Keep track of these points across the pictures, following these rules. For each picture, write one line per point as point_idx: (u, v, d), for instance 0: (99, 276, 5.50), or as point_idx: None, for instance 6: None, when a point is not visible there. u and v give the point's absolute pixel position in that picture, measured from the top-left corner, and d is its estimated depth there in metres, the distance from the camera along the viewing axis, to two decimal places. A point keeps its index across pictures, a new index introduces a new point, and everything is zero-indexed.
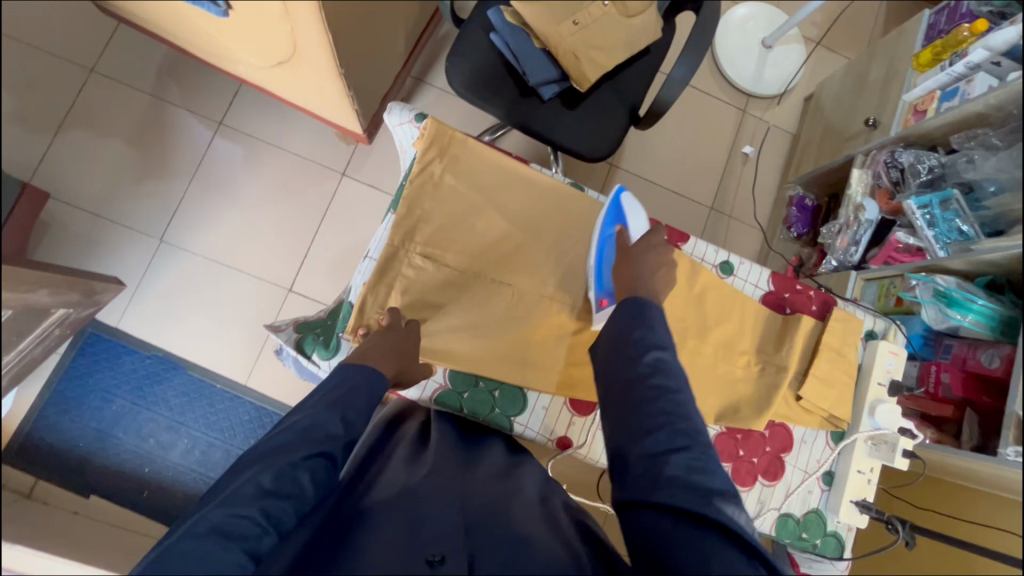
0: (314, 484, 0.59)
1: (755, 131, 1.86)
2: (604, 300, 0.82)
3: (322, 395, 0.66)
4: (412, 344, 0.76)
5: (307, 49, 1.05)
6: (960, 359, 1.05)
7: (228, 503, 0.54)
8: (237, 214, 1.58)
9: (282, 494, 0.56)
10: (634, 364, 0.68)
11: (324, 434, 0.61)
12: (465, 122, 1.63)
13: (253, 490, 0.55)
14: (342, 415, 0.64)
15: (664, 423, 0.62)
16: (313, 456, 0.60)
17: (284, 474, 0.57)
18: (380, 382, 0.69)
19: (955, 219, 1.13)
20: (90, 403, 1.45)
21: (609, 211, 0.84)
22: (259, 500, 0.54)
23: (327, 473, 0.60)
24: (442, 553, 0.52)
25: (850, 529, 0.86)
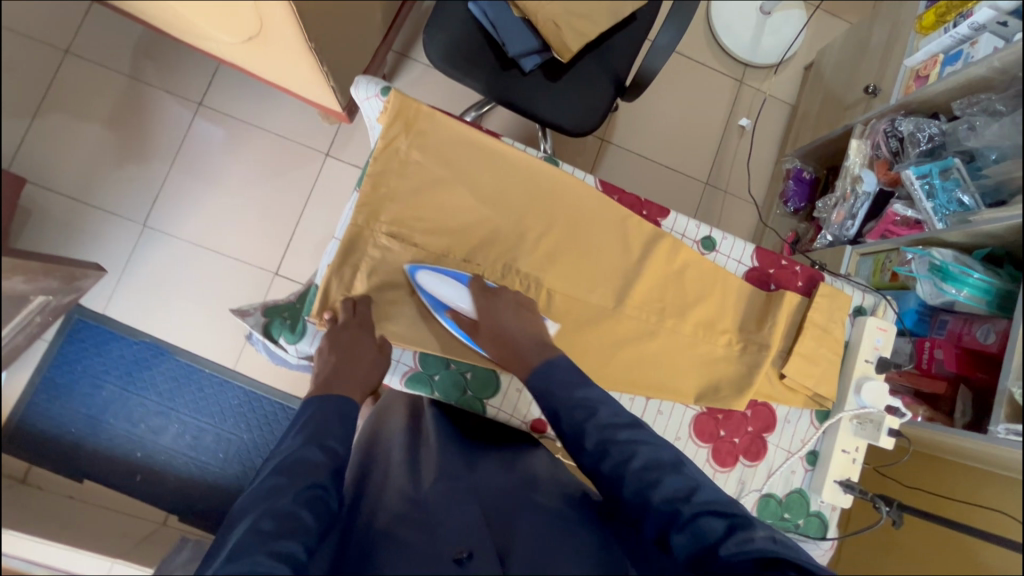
0: (316, 516, 0.59)
1: (752, 102, 1.80)
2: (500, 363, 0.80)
3: (295, 434, 0.66)
4: (365, 336, 0.75)
5: (274, 22, 1.01)
6: (955, 335, 1.02)
7: (235, 557, 0.53)
8: (221, 197, 1.56)
9: (287, 534, 0.56)
10: None
11: (310, 467, 0.62)
12: (450, 98, 1.59)
13: (255, 537, 0.55)
14: (322, 446, 0.65)
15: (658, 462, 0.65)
16: (307, 489, 0.60)
17: (283, 514, 0.57)
18: (349, 404, 0.70)
19: (955, 189, 1.10)
20: (80, 389, 1.44)
21: (428, 301, 0.77)
22: (265, 546, 0.54)
23: (324, 501, 0.61)
24: (467, 551, 0.60)
25: (834, 508, 0.84)
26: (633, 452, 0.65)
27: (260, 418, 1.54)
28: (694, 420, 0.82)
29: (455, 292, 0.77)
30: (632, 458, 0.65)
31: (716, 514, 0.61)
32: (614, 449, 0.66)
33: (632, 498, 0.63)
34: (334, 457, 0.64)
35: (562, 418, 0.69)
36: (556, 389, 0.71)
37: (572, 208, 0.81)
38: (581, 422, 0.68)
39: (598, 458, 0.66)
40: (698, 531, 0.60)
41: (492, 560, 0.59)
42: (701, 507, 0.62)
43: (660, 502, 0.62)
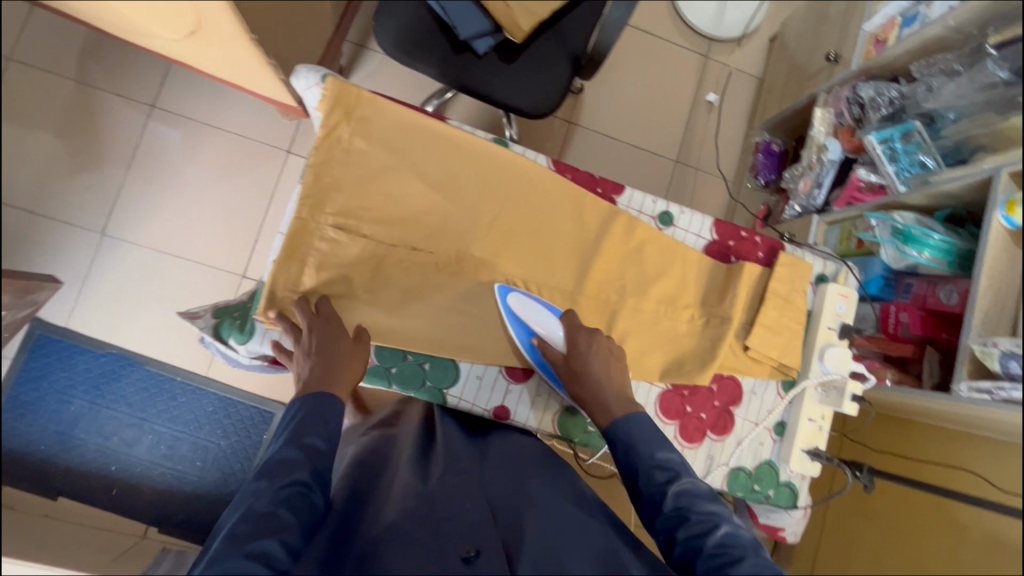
0: (297, 513, 0.57)
1: (718, 76, 1.78)
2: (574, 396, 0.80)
3: (280, 434, 0.64)
4: (335, 327, 0.72)
5: (213, 15, 0.97)
6: (919, 298, 1.02)
7: (217, 561, 0.51)
8: (179, 200, 1.52)
9: (265, 532, 0.54)
10: None
11: (289, 465, 0.60)
12: (411, 88, 1.56)
13: (232, 540, 0.53)
14: (302, 442, 0.62)
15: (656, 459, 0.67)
16: (285, 488, 0.58)
17: (260, 514, 0.55)
18: (335, 405, 0.66)
19: (916, 151, 1.09)
20: (46, 405, 1.38)
21: (516, 327, 0.78)
22: (242, 549, 0.52)
23: (304, 498, 0.58)
24: (475, 549, 0.58)
25: (804, 477, 0.84)
26: (715, 521, 0.61)
27: (239, 424, 1.51)
28: (659, 398, 0.81)
29: (545, 319, 0.77)
30: (712, 529, 0.60)
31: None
32: (694, 515, 0.62)
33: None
34: (312, 454, 0.62)
35: (641, 475, 0.67)
36: (640, 443, 0.69)
37: (528, 190, 0.80)
38: (661, 483, 0.65)
39: (675, 523, 0.62)
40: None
41: (497, 560, 0.57)
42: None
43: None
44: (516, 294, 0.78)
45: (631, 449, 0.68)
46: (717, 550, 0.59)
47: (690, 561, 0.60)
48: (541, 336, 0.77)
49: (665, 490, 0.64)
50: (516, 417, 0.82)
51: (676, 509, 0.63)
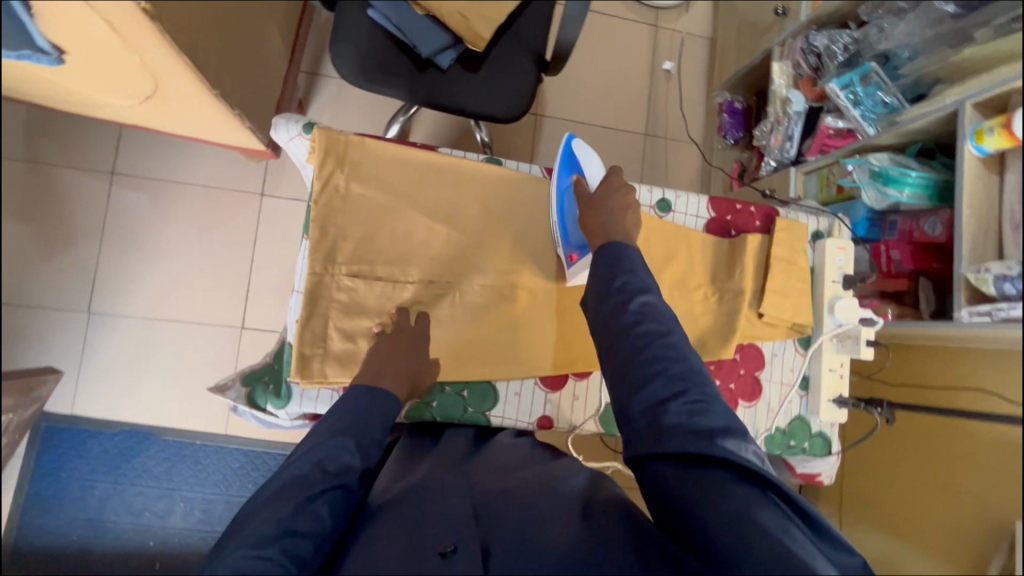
0: (335, 516, 0.57)
1: (671, 44, 1.80)
2: (575, 254, 0.80)
3: (331, 421, 0.64)
4: (413, 336, 0.75)
5: (170, 78, 0.95)
6: (905, 233, 1.07)
7: (247, 545, 0.51)
8: (163, 264, 1.48)
9: (302, 531, 0.54)
10: (622, 314, 0.64)
11: (341, 463, 0.59)
12: (373, 108, 1.54)
13: (268, 530, 0.52)
14: (358, 441, 0.62)
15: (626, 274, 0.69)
16: (331, 488, 0.57)
17: (300, 509, 0.54)
18: (392, 402, 0.67)
19: (877, 92, 1.13)
20: (71, 496, 1.39)
21: (562, 164, 0.83)
22: (276, 541, 0.52)
23: (346, 502, 0.58)
24: (453, 545, 0.56)
25: (834, 425, 0.89)
26: (670, 329, 0.65)
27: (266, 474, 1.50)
28: None
29: (591, 174, 0.85)
30: (670, 334, 0.64)
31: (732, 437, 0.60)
32: (653, 318, 0.65)
33: (652, 364, 0.62)
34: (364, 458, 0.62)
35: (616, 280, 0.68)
36: (623, 262, 0.70)
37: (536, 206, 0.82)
38: (631, 291, 0.67)
39: (637, 320, 0.65)
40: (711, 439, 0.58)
41: (475, 554, 0.54)
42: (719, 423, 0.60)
43: (675, 378, 0.61)
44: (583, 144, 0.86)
45: (616, 260, 0.70)
46: (666, 351, 0.63)
47: (634, 351, 0.63)
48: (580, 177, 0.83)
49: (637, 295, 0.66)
50: (560, 423, 0.83)
51: (638, 310, 0.66)
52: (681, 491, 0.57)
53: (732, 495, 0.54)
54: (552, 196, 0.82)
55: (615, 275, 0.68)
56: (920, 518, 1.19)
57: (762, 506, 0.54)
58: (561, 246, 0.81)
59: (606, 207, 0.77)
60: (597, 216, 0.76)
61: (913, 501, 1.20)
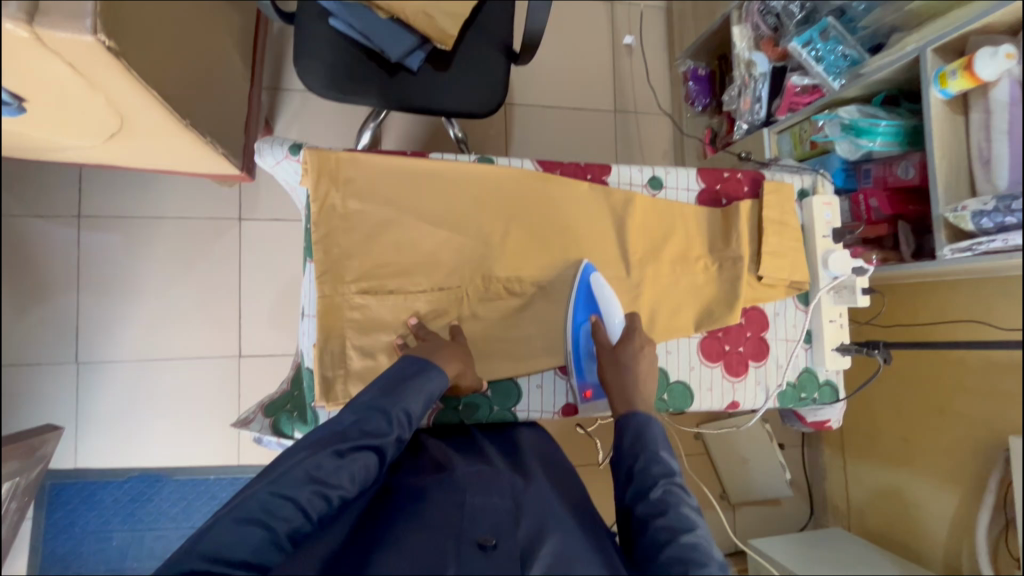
0: (361, 477, 0.59)
1: (629, 18, 1.81)
2: (589, 391, 0.82)
3: (377, 386, 0.66)
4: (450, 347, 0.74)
5: (136, 113, 0.91)
6: (880, 180, 1.12)
7: (277, 482, 0.56)
8: (147, 301, 1.43)
9: (326, 484, 0.57)
10: (643, 499, 0.63)
11: (376, 428, 0.61)
12: (342, 117, 1.51)
13: (300, 474, 0.56)
14: (397, 410, 0.64)
15: (647, 457, 0.66)
16: (363, 450, 0.59)
17: (332, 464, 0.57)
18: (436, 378, 0.68)
19: (837, 47, 1.17)
20: (89, 549, 1.36)
21: (581, 302, 0.81)
22: (303, 485, 0.56)
23: (374, 467, 0.60)
24: (494, 539, 0.56)
25: (839, 372, 0.92)
26: (697, 524, 0.60)
27: None
28: (700, 346, 0.87)
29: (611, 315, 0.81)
30: (697, 530, 0.59)
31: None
32: (676, 508, 0.61)
33: (672, 568, 0.57)
34: (400, 424, 0.63)
35: (637, 461, 0.66)
36: (648, 439, 0.68)
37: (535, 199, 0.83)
38: (654, 475, 0.64)
39: (657, 513, 0.61)
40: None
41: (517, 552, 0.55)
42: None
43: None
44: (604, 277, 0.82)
45: (639, 440, 0.67)
46: (687, 552, 0.57)
47: (655, 548, 0.59)
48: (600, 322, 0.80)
49: (659, 484, 0.63)
50: (583, 409, 0.85)
51: (661, 499, 0.62)
52: None
53: None
54: (568, 332, 0.81)
55: (638, 457, 0.66)
56: (925, 446, 1.24)
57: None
58: (575, 380, 0.82)
59: (627, 363, 0.76)
60: (616, 380, 0.75)
61: (916, 429, 1.27)
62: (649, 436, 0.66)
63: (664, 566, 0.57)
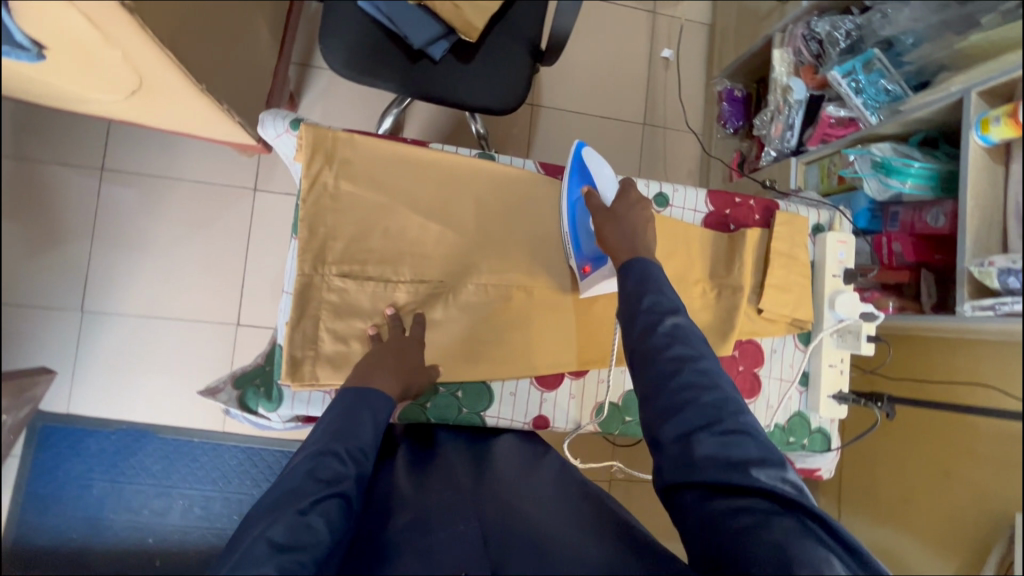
0: (333, 530, 0.53)
1: (669, 31, 1.76)
2: (588, 265, 0.80)
3: (321, 431, 0.62)
4: (411, 354, 0.73)
5: (154, 72, 0.92)
6: (908, 225, 1.06)
7: (241, 568, 0.47)
8: (155, 261, 1.46)
9: (299, 546, 0.50)
10: (652, 334, 0.64)
11: (332, 473, 0.57)
12: (365, 100, 1.51)
13: (265, 548, 0.49)
14: (347, 449, 0.60)
15: (655, 297, 0.67)
16: (325, 498, 0.55)
17: (295, 524, 0.51)
18: (381, 402, 0.67)
19: (880, 80, 1.11)
20: (70, 494, 1.39)
21: (574, 173, 0.80)
22: (273, 558, 0.48)
23: (343, 512, 0.55)
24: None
25: (833, 421, 0.88)
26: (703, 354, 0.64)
27: (266, 471, 1.49)
28: None
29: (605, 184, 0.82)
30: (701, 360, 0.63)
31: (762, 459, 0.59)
32: (684, 342, 0.64)
33: (684, 388, 0.61)
34: (356, 464, 0.60)
35: (644, 297, 0.66)
36: (652, 282, 0.68)
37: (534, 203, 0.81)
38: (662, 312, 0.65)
39: (669, 342, 0.63)
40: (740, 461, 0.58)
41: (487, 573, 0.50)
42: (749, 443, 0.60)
43: (707, 407, 0.60)
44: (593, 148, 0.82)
45: (645, 280, 0.67)
46: (698, 377, 0.62)
47: (665, 377, 0.62)
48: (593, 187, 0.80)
49: (667, 318, 0.64)
50: (556, 422, 0.84)
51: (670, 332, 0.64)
52: (723, 530, 0.56)
53: (774, 528, 0.55)
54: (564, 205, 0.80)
55: (644, 294, 0.66)
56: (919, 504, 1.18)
57: (808, 542, 0.54)
58: (574, 258, 0.80)
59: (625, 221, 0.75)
60: (616, 235, 0.74)
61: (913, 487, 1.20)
62: (657, 274, 0.66)
63: (675, 390, 0.61)
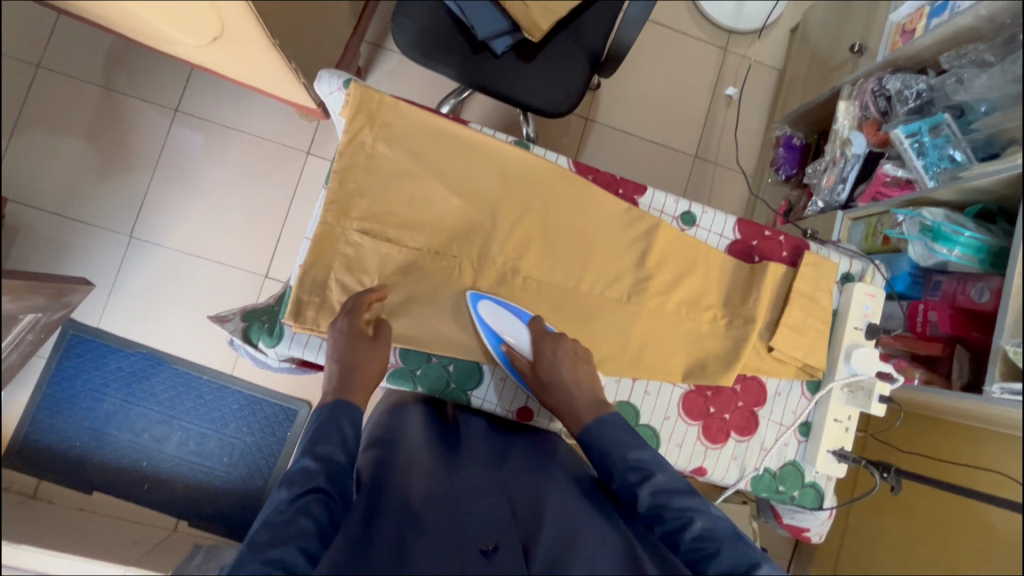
0: (315, 519, 0.58)
1: (737, 69, 1.75)
2: None
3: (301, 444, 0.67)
4: (361, 344, 0.75)
5: (236, 24, 0.99)
6: (949, 296, 1.01)
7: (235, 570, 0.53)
8: (202, 201, 1.53)
9: (284, 541, 0.55)
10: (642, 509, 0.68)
11: (306, 474, 0.62)
12: (427, 87, 1.57)
13: (252, 550, 0.54)
14: (318, 451, 0.65)
15: (631, 464, 0.70)
16: (304, 495, 0.60)
17: (277, 524, 0.57)
18: (345, 411, 0.70)
19: (946, 145, 1.04)
20: (83, 403, 1.46)
21: (487, 335, 0.81)
22: (261, 557, 0.54)
23: (323, 503, 0.60)
24: (494, 543, 0.61)
25: (829, 478, 0.88)
26: (693, 510, 0.66)
27: (263, 423, 1.52)
28: (683, 399, 0.86)
29: (515, 329, 0.81)
30: (686, 525, 0.65)
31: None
32: (670, 510, 0.67)
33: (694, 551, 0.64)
34: (329, 464, 0.64)
35: (615, 476, 0.71)
36: (609, 451, 0.72)
37: (567, 202, 0.85)
38: (633, 484, 0.69)
39: (653, 521, 0.67)
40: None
41: (518, 553, 0.60)
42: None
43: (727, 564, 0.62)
44: (486, 297, 0.81)
45: (603, 455, 0.72)
46: (701, 540, 0.64)
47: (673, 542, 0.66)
48: (509, 342, 0.81)
49: (643, 493, 0.68)
50: (539, 417, 0.88)
51: (651, 506, 0.67)
52: None
53: None
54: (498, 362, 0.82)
55: (614, 472, 0.71)
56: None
57: None
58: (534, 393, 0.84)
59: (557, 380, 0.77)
60: (564, 402, 0.77)
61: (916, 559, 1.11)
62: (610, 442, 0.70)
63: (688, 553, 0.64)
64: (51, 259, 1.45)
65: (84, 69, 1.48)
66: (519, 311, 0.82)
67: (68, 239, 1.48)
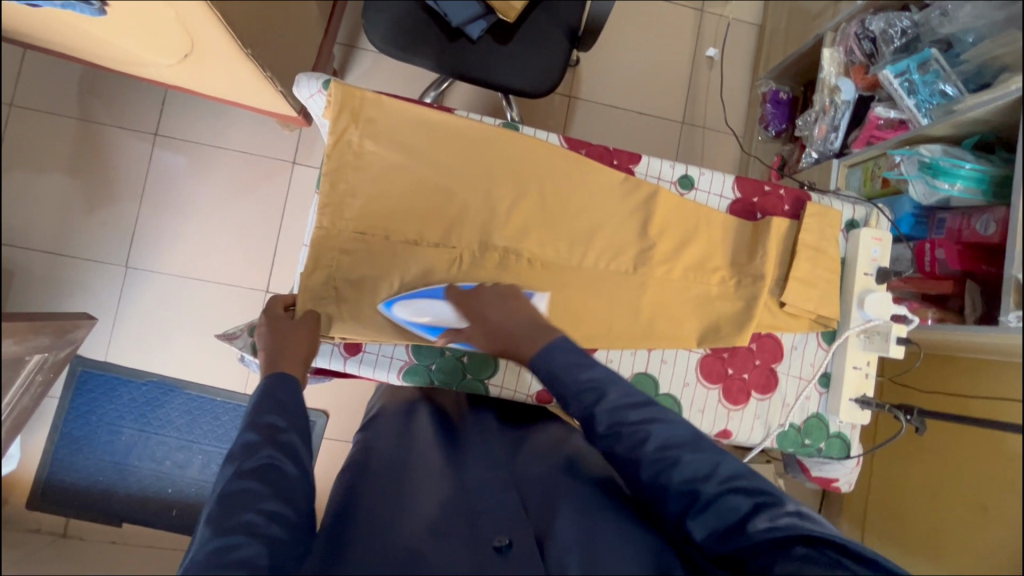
0: (271, 484, 0.58)
1: (716, 29, 1.73)
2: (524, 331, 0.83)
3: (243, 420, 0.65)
4: (293, 324, 0.76)
5: (208, 41, 0.98)
6: (954, 232, 1.01)
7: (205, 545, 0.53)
8: (194, 223, 1.52)
9: (239, 511, 0.55)
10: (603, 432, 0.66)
11: (248, 444, 0.60)
12: (405, 83, 1.54)
13: (206, 530, 0.54)
14: (259, 420, 0.63)
15: (591, 386, 0.68)
16: (254, 465, 0.59)
17: (229, 497, 0.56)
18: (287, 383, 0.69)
19: (936, 81, 1.03)
20: (100, 437, 1.46)
21: (425, 331, 0.80)
22: (217, 533, 0.53)
23: (274, 468, 0.59)
24: (507, 540, 0.60)
25: (853, 427, 0.88)
26: (649, 426, 0.64)
27: None
28: (700, 363, 0.86)
29: (438, 309, 0.79)
30: (646, 440, 0.63)
31: (739, 492, 0.60)
32: (624, 429, 0.64)
33: (652, 466, 0.62)
34: (271, 432, 0.62)
35: (572, 401, 0.68)
36: (561, 376, 0.69)
37: (563, 180, 0.84)
38: (591, 405, 0.66)
39: (612, 440, 0.65)
40: (718, 507, 0.60)
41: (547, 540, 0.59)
42: (720, 486, 0.61)
43: (687, 473, 0.62)
44: (400, 300, 0.79)
45: (556, 380, 0.69)
46: (659, 455, 0.63)
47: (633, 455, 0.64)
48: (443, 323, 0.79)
49: (598, 413, 0.65)
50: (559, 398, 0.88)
51: (609, 426, 0.65)
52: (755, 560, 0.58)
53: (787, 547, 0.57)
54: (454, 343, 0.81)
55: (587, 381, 0.68)
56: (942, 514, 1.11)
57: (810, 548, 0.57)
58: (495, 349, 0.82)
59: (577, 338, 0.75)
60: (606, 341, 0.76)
61: (942, 501, 1.12)
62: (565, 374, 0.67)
63: (648, 466, 0.63)
64: (49, 298, 1.44)
65: (55, 102, 1.45)
66: (433, 292, 0.79)
67: (63, 276, 1.47)
